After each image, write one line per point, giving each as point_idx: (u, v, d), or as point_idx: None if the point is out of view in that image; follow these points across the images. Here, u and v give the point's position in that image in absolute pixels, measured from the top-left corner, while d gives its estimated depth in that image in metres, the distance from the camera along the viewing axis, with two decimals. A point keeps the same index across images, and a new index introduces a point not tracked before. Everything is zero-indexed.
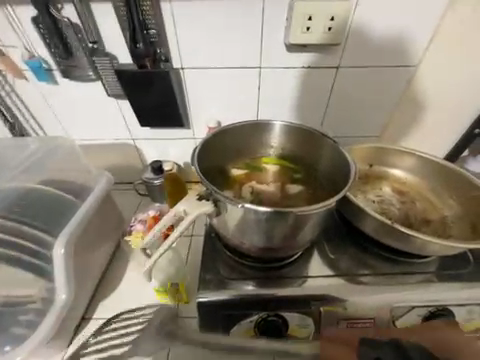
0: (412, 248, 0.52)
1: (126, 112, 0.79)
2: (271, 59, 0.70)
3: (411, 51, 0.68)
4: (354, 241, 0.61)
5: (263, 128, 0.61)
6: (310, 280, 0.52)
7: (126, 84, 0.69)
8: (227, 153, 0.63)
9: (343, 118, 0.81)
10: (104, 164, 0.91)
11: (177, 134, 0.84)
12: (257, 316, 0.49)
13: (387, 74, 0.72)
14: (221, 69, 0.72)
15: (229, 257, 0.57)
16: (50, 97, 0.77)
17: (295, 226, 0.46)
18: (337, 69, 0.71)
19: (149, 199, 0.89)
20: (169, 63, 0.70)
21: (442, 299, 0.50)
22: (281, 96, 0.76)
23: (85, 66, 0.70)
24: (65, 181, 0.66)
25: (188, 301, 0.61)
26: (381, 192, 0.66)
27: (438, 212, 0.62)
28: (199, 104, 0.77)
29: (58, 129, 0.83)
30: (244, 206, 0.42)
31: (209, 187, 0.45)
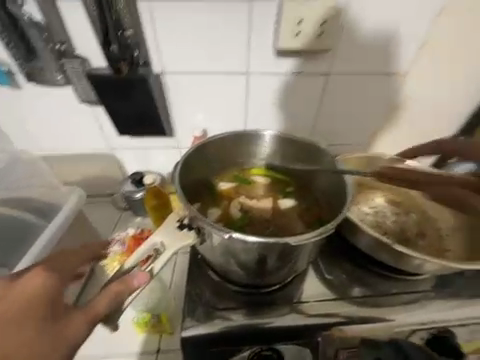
0: (410, 267, 0.49)
1: (102, 120, 0.72)
2: (259, 65, 0.66)
3: (400, 59, 0.67)
4: (349, 257, 0.57)
5: (252, 139, 0.57)
6: (305, 306, 0.48)
7: (100, 90, 0.62)
8: (213, 165, 0.57)
9: (334, 126, 0.78)
10: (78, 175, 0.82)
11: (160, 143, 0.77)
12: (249, 350, 0.45)
13: (377, 81, 0.71)
14: (206, 75, 0.67)
15: (216, 282, 0.52)
16: (12, 103, 0.68)
17: (287, 251, 0.42)
18: (327, 76, 0.69)
19: (129, 214, 0.82)
20: (148, 67, 0.64)
21: (443, 321, 0.47)
22: (270, 102, 0.72)
23: (53, 70, 0.62)
24: (28, 199, 0.61)
25: (172, 333, 0.55)
26: (376, 204, 0.63)
27: (432, 224, 0.60)
28: (183, 110, 0.72)
29: (23, 138, 0.74)
30: (232, 236, 0.38)
31: (192, 211, 0.40)
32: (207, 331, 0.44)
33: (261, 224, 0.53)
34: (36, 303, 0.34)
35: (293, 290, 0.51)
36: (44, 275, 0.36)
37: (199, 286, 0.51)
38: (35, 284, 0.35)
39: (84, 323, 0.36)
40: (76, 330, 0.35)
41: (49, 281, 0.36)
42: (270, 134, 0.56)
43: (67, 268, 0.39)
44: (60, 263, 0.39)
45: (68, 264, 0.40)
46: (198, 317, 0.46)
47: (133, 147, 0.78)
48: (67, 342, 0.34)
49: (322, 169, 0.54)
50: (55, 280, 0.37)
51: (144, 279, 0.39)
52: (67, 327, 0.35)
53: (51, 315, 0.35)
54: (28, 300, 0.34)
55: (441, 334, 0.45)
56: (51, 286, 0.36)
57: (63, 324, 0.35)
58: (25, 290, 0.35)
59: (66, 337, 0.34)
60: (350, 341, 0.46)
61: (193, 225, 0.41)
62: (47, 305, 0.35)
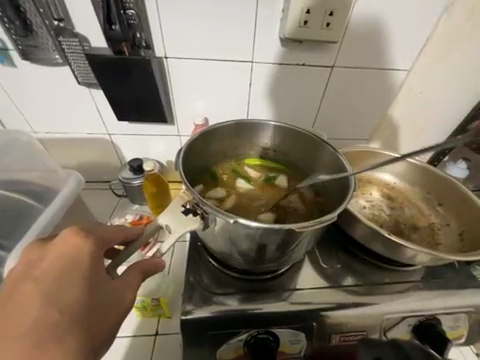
0: (403, 259, 0.51)
1: (100, 104, 0.70)
2: (264, 54, 0.65)
3: (404, 55, 0.68)
4: (345, 248, 0.59)
5: (254, 128, 0.56)
6: (302, 292, 0.50)
7: (99, 70, 0.60)
8: (215, 153, 0.58)
9: (335, 120, 0.79)
10: (75, 160, 0.81)
11: (160, 130, 0.76)
12: (247, 333, 0.46)
13: (380, 77, 0.71)
14: (209, 61, 0.65)
15: (215, 268, 0.53)
16: (5, 82, 0.65)
17: (289, 240, 0.42)
18: (332, 69, 0.68)
19: (127, 200, 0.81)
20: (150, 50, 0.62)
21: (431, 309, 0.49)
22: (273, 93, 0.72)
23: (50, 47, 0.60)
24: (24, 181, 0.58)
25: (171, 316, 0.57)
26: (372, 198, 0.65)
27: (425, 218, 0.62)
28: (184, 97, 0.71)
29: (18, 119, 0.72)
30: (237, 221, 0.38)
31: (196, 197, 0.39)
32: (206, 314, 0.45)
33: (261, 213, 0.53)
34: (83, 267, 0.33)
35: (290, 277, 0.53)
36: (87, 242, 0.35)
37: (197, 271, 0.52)
38: (76, 248, 0.34)
39: (130, 291, 0.36)
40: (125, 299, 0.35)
41: (93, 248, 0.35)
42: (274, 124, 0.55)
43: (105, 239, 0.37)
44: (99, 233, 0.37)
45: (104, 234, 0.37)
46: (197, 301, 0.47)
47: (132, 133, 0.76)
48: (120, 308, 0.34)
49: (324, 160, 0.54)
50: (98, 246, 0.36)
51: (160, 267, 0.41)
52: (114, 294, 0.34)
53: (97, 281, 0.33)
54: (72, 264, 0.33)
55: (427, 321, 0.49)
56: (96, 252, 0.35)
57: (110, 290, 0.34)
58: (67, 253, 0.33)
59: (118, 304, 0.34)
60: (344, 326, 0.48)
61: (197, 210, 0.41)
62: (93, 270, 0.33)
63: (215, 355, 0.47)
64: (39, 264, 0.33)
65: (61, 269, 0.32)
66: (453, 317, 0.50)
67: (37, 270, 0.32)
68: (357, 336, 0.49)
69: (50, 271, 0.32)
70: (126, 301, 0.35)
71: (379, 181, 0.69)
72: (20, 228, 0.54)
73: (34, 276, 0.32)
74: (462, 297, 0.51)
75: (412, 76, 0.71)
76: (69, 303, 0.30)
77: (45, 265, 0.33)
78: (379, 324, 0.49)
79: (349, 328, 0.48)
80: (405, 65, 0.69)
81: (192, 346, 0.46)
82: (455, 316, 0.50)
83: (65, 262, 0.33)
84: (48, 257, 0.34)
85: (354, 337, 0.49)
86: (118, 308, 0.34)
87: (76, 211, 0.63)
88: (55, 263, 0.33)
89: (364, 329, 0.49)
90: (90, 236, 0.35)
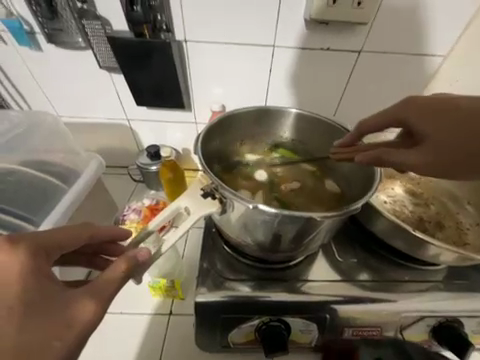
0: (426, 257, 0.49)
1: (120, 88, 0.71)
2: (287, 38, 0.62)
3: (441, 38, 0.62)
4: (363, 243, 0.57)
5: (275, 115, 0.55)
6: (315, 284, 0.49)
7: (120, 53, 0.60)
8: (232, 140, 0.56)
9: (358, 110, 0.75)
10: (95, 144, 0.83)
11: (177, 116, 0.76)
12: (258, 320, 0.46)
13: (412, 63, 0.66)
14: (229, 45, 0.63)
15: (228, 254, 0.53)
16: (32, 66, 0.68)
17: (307, 231, 0.41)
18: (359, 54, 0.64)
19: (144, 186, 0.83)
20: (171, 33, 0.61)
21: (453, 310, 0.47)
22: (293, 80, 0.69)
23: (73, 30, 0.61)
24: (50, 163, 0.60)
25: (184, 298, 0.58)
26: (394, 193, 0.62)
27: (453, 217, 0.58)
28: (203, 84, 0.70)
29: (43, 103, 0.75)
30: (256, 207, 0.37)
31: (215, 181, 0.39)
32: (219, 298, 0.46)
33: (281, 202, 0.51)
34: (16, 283, 0.27)
35: (304, 269, 0.52)
36: (21, 252, 0.28)
37: (211, 257, 0.53)
38: (6, 261, 0.27)
39: (91, 302, 0.29)
40: (74, 324, 0.27)
41: (29, 258, 0.28)
42: (295, 111, 0.54)
43: (49, 246, 0.30)
44: (40, 239, 0.30)
45: (54, 237, 0.31)
46: (212, 284, 0.48)
47: (150, 119, 0.77)
48: (69, 332, 0.27)
49: None
50: (38, 258, 0.29)
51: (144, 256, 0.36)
52: (62, 316, 0.27)
53: (46, 294, 0.28)
54: (2, 279, 0.26)
55: (447, 323, 0.47)
56: (36, 261, 0.28)
57: (60, 308, 0.27)
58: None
59: (67, 326, 0.27)
60: (357, 321, 0.47)
61: (215, 194, 0.41)
62: (31, 285, 0.27)
63: (226, 337, 0.48)
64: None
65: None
66: (476, 321, 0.48)
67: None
68: (371, 331, 0.48)
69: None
70: (78, 323, 0.27)
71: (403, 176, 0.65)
72: (48, 205, 0.56)
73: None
74: None
75: (448, 62, 0.65)
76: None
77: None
78: (395, 322, 0.47)
79: (363, 322, 0.47)
80: (441, 51, 0.64)
81: (204, 327, 0.48)
82: (478, 320, 0.48)
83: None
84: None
85: (368, 332, 0.48)
86: (71, 331, 0.27)
87: (96, 191, 0.66)
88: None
89: (379, 325, 0.47)
90: (29, 243, 0.29)
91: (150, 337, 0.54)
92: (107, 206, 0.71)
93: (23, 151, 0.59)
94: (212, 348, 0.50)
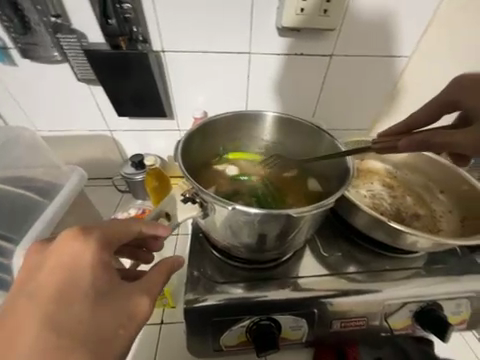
0: (403, 245, 0.51)
1: (100, 100, 0.71)
2: (262, 45, 0.65)
3: (404, 40, 0.66)
4: (346, 237, 0.59)
5: (253, 119, 0.57)
6: (302, 280, 0.50)
7: (97, 65, 0.60)
8: (213, 145, 0.58)
9: (335, 111, 0.78)
10: (77, 157, 0.82)
11: (160, 124, 0.77)
12: (249, 320, 0.47)
13: (380, 64, 0.70)
14: (207, 54, 0.65)
15: (216, 258, 0.54)
16: (6, 80, 0.66)
17: (288, 228, 0.42)
18: (330, 58, 0.68)
19: (130, 196, 0.82)
20: (148, 44, 0.62)
21: (432, 294, 0.50)
22: (271, 84, 0.71)
23: (48, 44, 0.60)
24: (28, 178, 0.59)
25: (175, 306, 0.58)
26: (373, 187, 0.65)
27: (427, 207, 0.62)
28: (183, 92, 0.71)
29: (20, 117, 0.73)
30: (235, 208, 0.38)
31: (195, 185, 0.40)
32: (209, 302, 0.46)
33: (263, 200, 0.54)
34: (90, 273, 0.30)
35: (292, 266, 0.53)
36: (91, 246, 0.31)
37: (199, 261, 0.53)
38: (79, 253, 0.31)
39: (146, 296, 0.34)
40: (134, 314, 0.32)
41: (98, 250, 0.32)
42: (272, 114, 0.56)
43: (112, 240, 0.34)
44: (106, 233, 0.34)
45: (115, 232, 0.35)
46: (201, 288, 0.48)
47: (132, 129, 0.77)
48: (131, 322, 0.31)
49: (322, 149, 0.55)
50: (106, 250, 0.33)
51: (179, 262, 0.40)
52: (125, 307, 0.32)
53: (111, 286, 0.32)
54: (78, 271, 0.30)
55: (428, 307, 0.50)
56: (104, 254, 0.32)
57: (124, 301, 0.32)
58: (69, 259, 0.30)
59: (129, 316, 0.31)
60: (345, 312, 0.49)
61: (196, 199, 0.42)
62: (101, 277, 0.31)
63: (218, 341, 0.48)
64: (35, 279, 0.29)
65: (64, 272, 0.30)
66: (454, 302, 0.51)
67: (34, 284, 0.29)
68: (358, 322, 0.49)
69: (47, 293, 0.28)
70: (137, 314, 0.32)
71: (380, 170, 0.69)
72: (28, 221, 0.54)
73: (32, 294, 0.28)
74: (463, 283, 0.51)
75: (412, 63, 0.70)
76: (73, 325, 0.27)
77: (41, 284, 0.29)
78: (380, 310, 0.49)
79: (350, 314, 0.49)
80: (405, 52, 0.68)
81: (196, 333, 0.48)
82: (456, 301, 0.50)
83: (69, 269, 0.30)
84: (45, 269, 0.30)
85: (356, 323, 0.49)
86: (132, 321, 0.31)
87: (80, 204, 0.65)
88: (58, 275, 0.29)
89: (365, 315, 0.49)
90: (97, 238, 0.32)
91: (141, 349, 0.53)
92: (92, 219, 0.69)
93: None
94: (205, 353, 0.50)
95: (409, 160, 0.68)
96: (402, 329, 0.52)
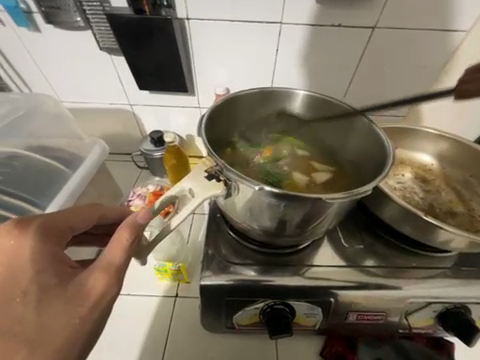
0: (434, 242, 0.48)
1: (122, 72, 0.69)
2: (295, 14, 0.59)
3: (462, 11, 0.57)
4: (369, 229, 0.56)
5: (282, 97, 0.53)
6: (320, 269, 0.49)
7: (119, 32, 0.57)
8: (237, 124, 0.55)
9: (369, 93, 0.71)
10: (99, 131, 0.82)
11: (180, 100, 0.74)
12: (263, 303, 0.47)
13: (429, 40, 0.61)
14: (234, 23, 0.60)
15: (233, 239, 0.53)
16: (31, 48, 0.66)
17: (314, 214, 0.40)
18: (372, 30, 0.60)
19: (148, 172, 0.83)
20: (172, 10, 0.58)
21: (461, 296, 0.46)
22: (300, 60, 0.65)
23: (71, 9, 0.58)
24: (54, 148, 0.60)
25: (189, 282, 0.59)
26: (403, 179, 0.60)
27: (465, 204, 0.56)
28: (206, 66, 0.67)
29: (44, 87, 0.73)
30: (262, 189, 0.36)
31: (220, 163, 0.38)
32: (225, 281, 0.46)
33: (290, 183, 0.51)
34: (31, 266, 0.29)
35: (309, 255, 0.51)
36: (33, 239, 0.31)
37: (216, 241, 0.53)
38: (19, 248, 0.30)
39: (101, 280, 0.32)
40: (88, 299, 0.30)
41: (40, 243, 0.31)
42: (302, 93, 0.51)
43: (61, 231, 0.33)
44: (51, 223, 0.33)
45: (65, 220, 0.34)
46: (217, 267, 0.48)
47: (153, 104, 0.75)
48: (86, 310, 0.30)
49: (356, 135, 0.50)
50: (50, 240, 0.32)
51: (146, 216, 0.37)
52: (77, 296, 0.30)
53: (57, 276, 0.30)
54: (19, 264, 0.29)
55: (454, 309, 0.47)
56: (48, 247, 0.31)
57: (74, 290, 0.30)
58: (9, 256, 0.29)
59: (82, 302, 0.30)
60: (362, 305, 0.47)
61: (220, 177, 0.40)
62: (46, 270, 0.30)
63: (231, 319, 0.49)
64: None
65: (5, 269, 0.29)
66: None
67: None
68: (375, 316, 0.48)
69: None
70: (91, 298, 0.30)
71: (414, 162, 0.63)
72: (52, 188, 0.56)
73: None
74: None
75: (469, 39, 0.60)
76: (15, 323, 0.27)
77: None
78: (401, 308, 0.47)
79: (368, 307, 0.47)
80: (462, 26, 0.59)
81: (210, 309, 0.48)
82: None
83: (9, 268, 0.29)
84: None
85: (372, 317, 0.48)
86: (86, 306, 0.30)
87: (102, 177, 0.67)
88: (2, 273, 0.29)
89: (384, 310, 0.47)
90: (36, 229, 0.31)
91: (156, 319, 0.55)
92: (112, 192, 0.71)
93: (25, 135, 0.58)
94: (217, 328, 0.51)
95: (448, 151, 0.61)
96: (421, 327, 0.49)
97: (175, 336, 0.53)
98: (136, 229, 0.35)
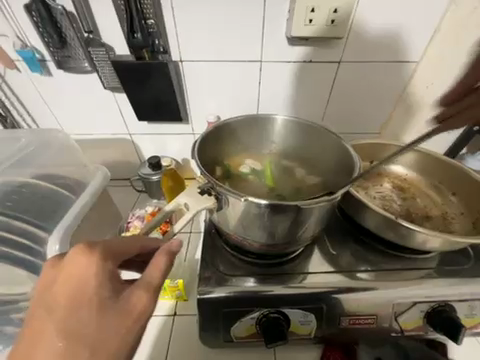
0: (413, 244, 0.52)
1: (123, 105, 0.77)
2: (272, 54, 0.69)
3: (409, 47, 0.69)
4: (354, 237, 0.60)
5: (263, 122, 0.61)
6: (311, 276, 0.51)
7: (122, 73, 0.66)
8: (226, 147, 0.61)
9: (343, 115, 0.80)
10: (100, 159, 0.88)
11: (176, 128, 0.82)
12: (259, 312, 0.49)
13: (388, 69, 0.72)
14: (220, 63, 0.70)
15: (228, 253, 0.56)
16: (42, 89, 0.74)
17: (298, 221, 0.44)
18: (339, 64, 0.71)
19: (146, 195, 0.87)
20: (168, 54, 0.68)
21: (444, 295, 0.49)
22: (280, 90, 0.75)
23: (81, 57, 0.68)
24: (59, 176, 0.64)
25: (187, 299, 0.60)
26: (382, 189, 0.66)
27: (439, 208, 0.62)
28: (197, 98, 0.76)
29: (51, 122, 0.81)
30: (247, 200, 0.41)
31: (210, 179, 0.43)
32: (222, 294, 0.49)
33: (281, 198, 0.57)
34: (92, 283, 0.32)
35: (301, 263, 0.54)
36: (95, 257, 0.33)
37: (212, 256, 0.56)
38: (83, 267, 0.32)
39: (145, 297, 0.34)
40: (134, 314, 0.32)
41: (101, 262, 0.33)
42: (282, 118, 0.60)
43: (118, 252, 0.35)
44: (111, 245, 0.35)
45: (119, 245, 0.36)
46: (213, 280, 0.51)
47: (151, 133, 0.83)
48: (134, 323, 0.32)
49: (330, 150, 0.57)
50: (108, 260, 0.34)
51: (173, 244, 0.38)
52: (126, 310, 0.32)
53: (113, 291, 0.33)
54: (83, 280, 0.31)
55: (440, 307, 0.49)
56: (106, 266, 0.33)
57: (125, 306, 0.32)
58: (76, 273, 0.32)
59: (130, 316, 0.32)
60: (353, 310, 0.49)
61: (212, 192, 0.45)
62: (105, 285, 0.32)
63: (229, 332, 0.50)
64: (46, 292, 0.32)
65: (72, 284, 0.31)
66: (468, 304, 0.50)
67: (49, 295, 0.31)
68: (367, 320, 0.50)
69: (57, 302, 0.31)
70: (137, 313, 0.32)
71: (389, 172, 0.69)
72: (58, 213, 0.59)
73: (44, 305, 0.31)
74: (476, 284, 0.50)
75: (421, 67, 0.71)
76: (79, 330, 0.30)
77: (53, 292, 0.31)
78: (390, 310, 0.50)
79: (359, 311, 0.49)
80: (413, 57, 0.70)
81: (208, 323, 0.50)
82: (469, 303, 0.50)
83: (75, 283, 0.31)
84: (57, 280, 0.32)
85: (365, 321, 0.50)
86: (133, 320, 0.32)
87: (104, 202, 0.71)
88: (66, 286, 0.31)
89: (374, 313, 0.50)
90: (97, 250, 0.33)
91: (156, 339, 0.55)
92: (112, 215, 0.74)
93: (33, 166, 0.64)
94: (215, 344, 0.52)
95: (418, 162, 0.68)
96: (413, 329, 0.51)
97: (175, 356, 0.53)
98: (172, 252, 0.38)
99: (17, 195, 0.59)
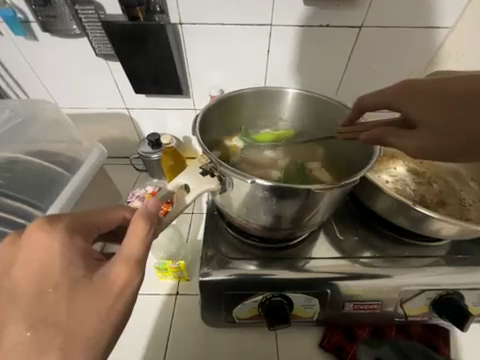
0: (426, 232, 0.49)
1: (118, 76, 0.71)
2: (284, 17, 0.61)
3: (444, 9, 0.60)
4: (362, 222, 0.58)
5: (271, 96, 0.55)
6: (316, 261, 0.50)
7: (114, 38, 0.59)
8: (230, 123, 0.56)
9: (359, 90, 0.73)
10: (96, 135, 0.83)
11: (176, 103, 0.76)
12: (262, 296, 0.48)
13: (415, 37, 0.63)
14: (225, 26, 0.62)
15: (230, 235, 0.54)
16: (28, 56, 0.68)
17: (307, 206, 0.41)
18: (359, 29, 0.62)
19: (146, 175, 0.84)
20: (165, 15, 0.60)
21: (453, 283, 0.48)
22: (291, 60, 0.67)
23: (68, 17, 0.60)
24: (52, 152, 0.61)
25: (189, 279, 0.60)
26: (396, 172, 0.61)
27: (456, 194, 0.58)
28: (200, 68, 0.69)
29: (42, 94, 0.75)
30: (254, 182, 0.38)
31: (213, 158, 0.40)
32: (224, 276, 0.47)
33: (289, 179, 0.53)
34: (60, 261, 0.30)
35: (305, 248, 0.52)
36: (59, 235, 0.31)
37: (214, 238, 0.54)
38: (48, 244, 0.31)
39: (123, 271, 0.32)
40: (112, 289, 0.31)
41: (68, 239, 0.31)
42: (292, 91, 0.53)
43: (90, 227, 0.34)
44: (81, 221, 0.33)
45: (90, 220, 0.34)
46: (215, 262, 0.49)
47: (149, 107, 0.77)
48: (112, 299, 0.30)
49: None
50: (77, 237, 0.32)
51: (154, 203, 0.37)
52: (102, 288, 0.30)
53: (85, 269, 0.31)
54: (50, 259, 0.30)
55: (447, 295, 0.48)
56: (75, 243, 0.32)
57: (100, 283, 0.31)
58: (42, 251, 0.31)
59: (108, 292, 0.30)
60: (358, 295, 0.48)
61: (215, 172, 0.42)
62: (75, 263, 0.31)
63: (231, 314, 0.50)
64: (11, 275, 0.30)
65: (39, 264, 0.30)
66: (476, 293, 0.49)
67: (16, 278, 0.30)
68: (371, 305, 0.49)
69: (26, 286, 0.29)
70: (115, 288, 0.31)
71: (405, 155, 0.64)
72: (53, 191, 0.57)
73: (10, 289, 0.29)
74: None
75: (454, 35, 0.62)
76: (49, 312, 0.28)
77: (21, 276, 0.30)
78: (396, 297, 0.49)
79: (363, 297, 0.48)
80: (446, 22, 0.61)
81: (210, 304, 0.50)
82: (478, 292, 0.48)
83: (42, 262, 0.30)
84: (23, 262, 0.31)
85: (368, 306, 0.49)
86: (110, 297, 0.30)
87: (102, 181, 0.68)
88: (33, 267, 0.30)
89: (379, 299, 0.49)
90: (62, 227, 0.32)
91: (159, 316, 0.56)
92: (111, 194, 0.72)
93: (25, 141, 0.60)
94: (218, 323, 0.52)
95: None
96: (417, 315, 0.51)
97: (178, 332, 0.54)
98: (151, 218, 0.35)
99: (9, 171, 0.57)
